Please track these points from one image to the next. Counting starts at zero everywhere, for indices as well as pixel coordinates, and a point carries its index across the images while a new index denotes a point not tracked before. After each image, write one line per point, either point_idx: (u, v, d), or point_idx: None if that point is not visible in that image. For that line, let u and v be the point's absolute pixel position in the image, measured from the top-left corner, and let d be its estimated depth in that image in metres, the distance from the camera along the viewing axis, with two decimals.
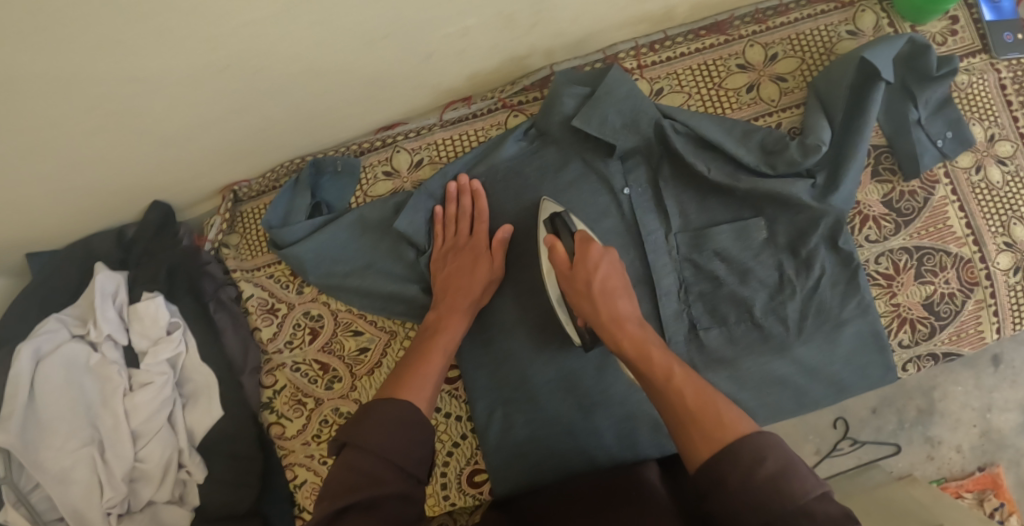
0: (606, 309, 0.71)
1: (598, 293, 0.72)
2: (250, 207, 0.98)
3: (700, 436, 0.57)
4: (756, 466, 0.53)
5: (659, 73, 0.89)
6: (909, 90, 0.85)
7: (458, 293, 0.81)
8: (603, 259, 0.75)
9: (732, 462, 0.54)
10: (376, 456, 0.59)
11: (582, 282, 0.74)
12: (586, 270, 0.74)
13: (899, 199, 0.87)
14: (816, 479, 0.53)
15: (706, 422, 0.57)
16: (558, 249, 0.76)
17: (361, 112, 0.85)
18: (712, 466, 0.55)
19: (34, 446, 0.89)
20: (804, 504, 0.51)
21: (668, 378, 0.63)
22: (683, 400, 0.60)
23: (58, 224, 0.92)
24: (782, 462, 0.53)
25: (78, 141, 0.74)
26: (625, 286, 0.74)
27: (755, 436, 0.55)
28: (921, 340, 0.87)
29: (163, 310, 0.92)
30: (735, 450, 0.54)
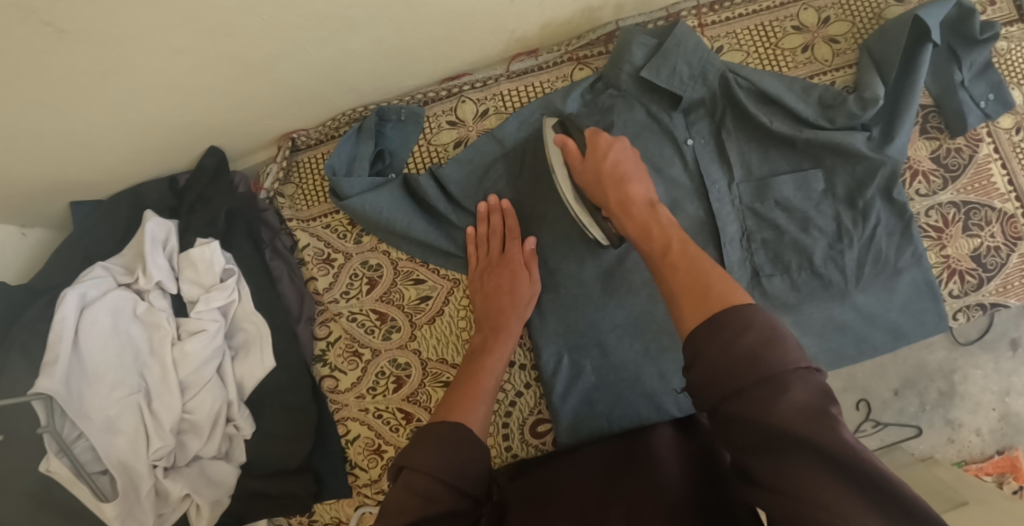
0: (618, 197, 0.77)
1: (609, 177, 0.78)
2: (307, 156, 0.98)
3: (690, 309, 0.60)
4: (739, 336, 0.54)
5: (718, 33, 0.93)
6: (955, 53, 0.90)
7: (502, 314, 0.83)
8: (613, 147, 0.80)
9: (716, 332, 0.55)
10: (430, 475, 0.59)
11: (594, 169, 0.80)
12: (598, 157, 0.80)
13: (946, 155, 0.92)
14: (801, 356, 0.53)
15: (697, 292, 0.61)
16: (570, 145, 0.83)
17: (432, 52, 0.88)
18: (699, 335, 0.56)
19: (78, 393, 0.84)
20: (781, 375, 0.52)
21: (666, 250, 0.68)
22: (681, 283, 0.63)
23: (115, 166, 0.91)
24: (766, 335, 0.53)
25: (162, 60, 0.74)
26: (635, 172, 0.79)
27: (743, 310, 0.56)
28: (970, 291, 0.90)
29: (219, 257, 0.91)
30: (723, 320, 0.56)
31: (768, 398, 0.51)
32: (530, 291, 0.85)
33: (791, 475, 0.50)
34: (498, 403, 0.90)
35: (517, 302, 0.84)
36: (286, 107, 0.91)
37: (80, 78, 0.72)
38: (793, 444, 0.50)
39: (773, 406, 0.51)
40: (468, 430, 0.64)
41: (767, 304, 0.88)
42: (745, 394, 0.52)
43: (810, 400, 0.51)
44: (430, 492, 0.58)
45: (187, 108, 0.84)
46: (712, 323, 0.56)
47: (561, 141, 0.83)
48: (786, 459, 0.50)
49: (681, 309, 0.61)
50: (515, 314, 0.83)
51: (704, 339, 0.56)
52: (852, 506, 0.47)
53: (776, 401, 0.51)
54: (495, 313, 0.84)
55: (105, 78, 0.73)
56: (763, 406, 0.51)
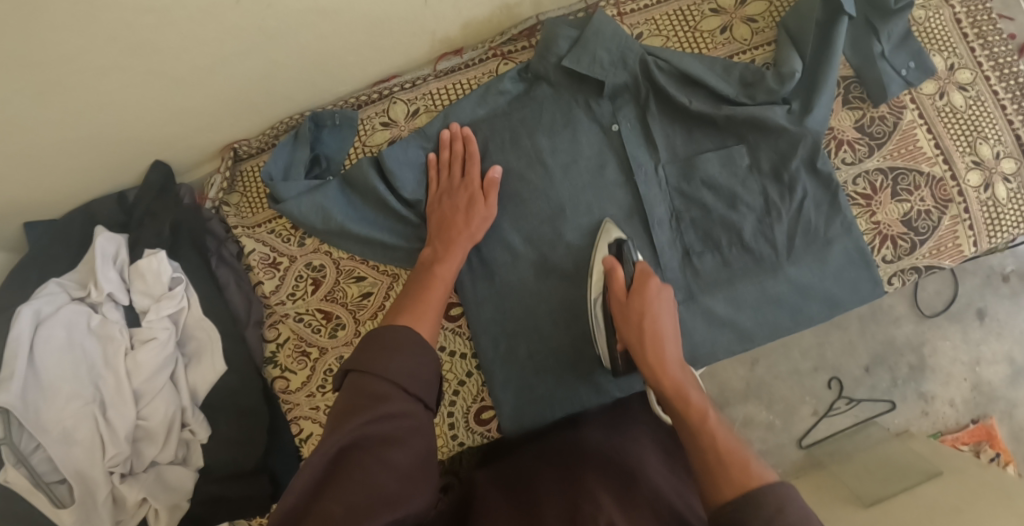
0: (655, 356, 0.72)
1: (648, 332, 0.73)
2: (249, 165, 1.01)
3: (726, 480, 0.58)
4: (777, 514, 0.54)
5: (638, 20, 0.96)
6: (873, 25, 0.91)
7: (454, 232, 0.85)
8: (656, 300, 0.75)
9: (755, 508, 0.55)
10: (382, 377, 0.61)
11: (635, 315, 0.75)
12: (642, 304, 0.75)
13: (871, 123, 0.93)
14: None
15: (733, 467, 0.59)
16: (617, 274, 0.77)
17: (361, 59, 0.92)
18: (736, 510, 0.56)
19: (35, 406, 0.87)
20: None
21: (704, 419, 0.65)
22: (715, 445, 0.62)
23: (63, 186, 0.95)
24: (801, 515, 0.54)
25: (93, 80, 0.77)
26: (675, 329, 0.75)
27: (778, 485, 0.56)
28: (903, 255, 0.91)
29: (166, 266, 0.93)
30: (762, 501, 0.55)
31: None
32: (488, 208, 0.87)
33: None
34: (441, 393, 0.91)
35: (473, 222, 0.86)
36: (224, 119, 0.94)
37: (13, 103, 0.76)
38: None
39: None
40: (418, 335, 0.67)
41: (700, 282, 0.90)
42: None
43: None
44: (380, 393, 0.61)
45: (126, 126, 0.87)
46: (749, 499, 0.56)
47: (608, 266, 0.78)
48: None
49: (706, 478, 0.60)
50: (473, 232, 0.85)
51: (748, 515, 0.55)
52: None
53: None
54: (453, 229, 0.85)
55: (38, 100, 0.77)
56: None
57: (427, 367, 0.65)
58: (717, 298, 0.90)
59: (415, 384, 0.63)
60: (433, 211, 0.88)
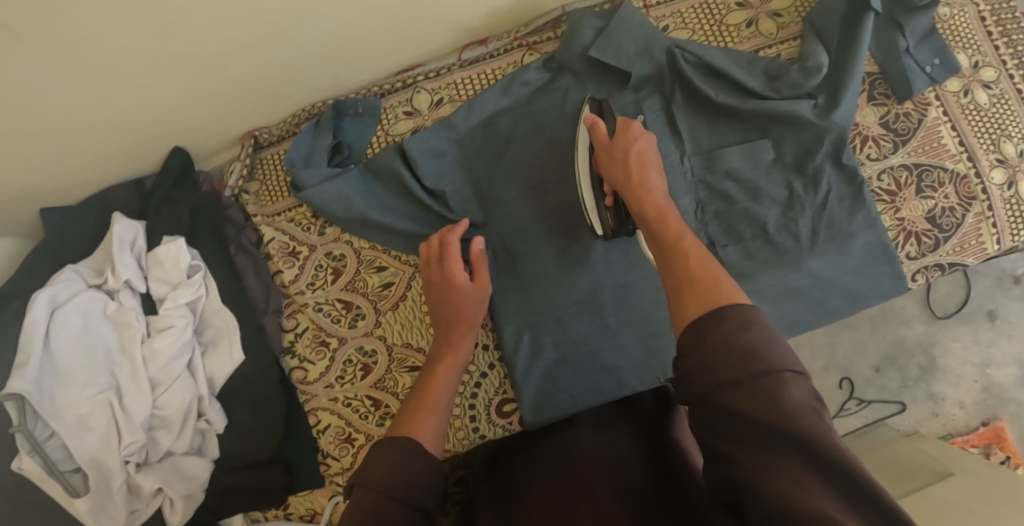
0: (639, 179, 0.74)
1: (632, 161, 0.75)
2: (269, 153, 1.00)
3: (693, 296, 0.56)
4: (741, 329, 0.51)
5: (664, 12, 0.95)
6: (897, 20, 0.92)
7: (451, 318, 0.82)
8: (643, 139, 0.78)
9: (717, 324, 0.52)
10: (375, 491, 0.59)
11: (620, 150, 0.77)
12: (626, 142, 0.77)
13: (895, 120, 0.93)
14: (795, 360, 0.51)
15: (702, 285, 0.57)
16: (599, 126, 0.80)
17: (385, 46, 0.91)
18: (698, 322, 0.53)
19: (49, 393, 0.86)
20: (779, 374, 0.49)
21: (679, 241, 0.64)
22: (687, 264, 0.61)
23: (80, 170, 0.93)
24: (766, 333, 0.51)
25: (116, 62, 0.76)
26: (657, 164, 0.77)
27: (744, 305, 0.53)
28: (927, 252, 0.91)
29: (185, 253, 0.92)
30: (725, 313, 0.52)
31: (771, 397, 0.48)
32: (478, 288, 0.83)
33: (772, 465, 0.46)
34: (462, 386, 0.90)
35: (465, 305, 0.82)
36: (244, 105, 0.93)
37: (36, 82, 0.75)
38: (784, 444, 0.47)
39: (772, 401, 0.48)
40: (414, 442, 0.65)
41: (724, 274, 0.89)
42: (739, 388, 0.49)
43: (805, 398, 0.48)
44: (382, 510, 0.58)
45: (147, 110, 0.86)
46: (713, 314, 0.53)
47: (590, 119, 0.81)
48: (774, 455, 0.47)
49: (676, 299, 0.58)
50: (469, 315, 0.82)
51: (707, 327, 0.52)
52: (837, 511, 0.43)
53: (775, 402, 0.48)
54: (449, 316, 0.82)
55: (61, 81, 0.76)
56: (755, 405, 0.48)
57: (426, 477, 0.62)
58: (741, 290, 0.89)
59: (412, 498, 0.60)
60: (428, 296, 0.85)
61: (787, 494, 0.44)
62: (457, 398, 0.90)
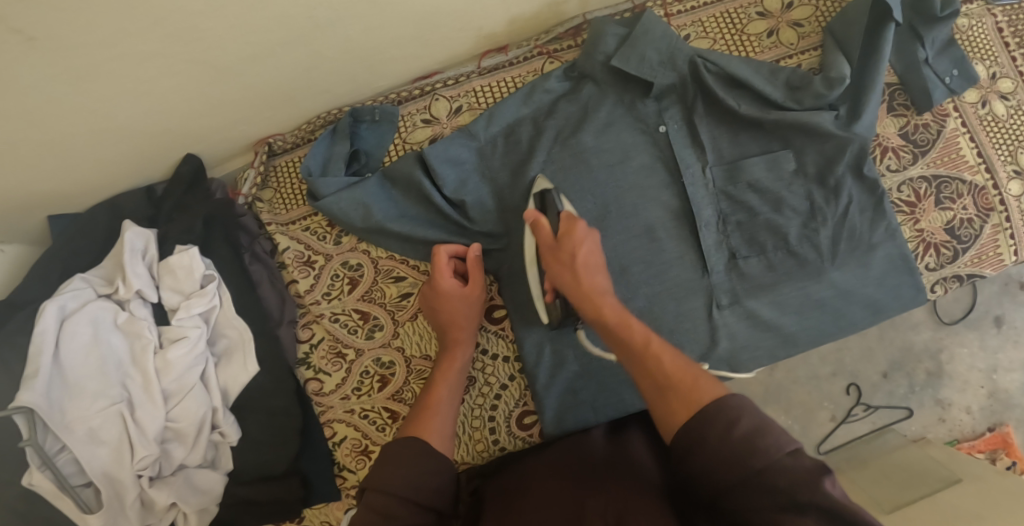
0: (587, 285, 0.77)
1: (580, 267, 0.78)
2: (284, 160, 0.98)
3: (676, 400, 0.64)
4: (732, 426, 0.58)
5: (685, 21, 0.95)
6: (918, 31, 0.91)
7: (451, 324, 0.85)
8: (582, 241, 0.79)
9: (710, 427, 0.59)
10: (385, 493, 0.65)
11: (567, 254, 0.79)
12: (572, 242, 0.79)
13: (915, 131, 0.93)
14: (791, 438, 0.58)
15: (682, 388, 0.64)
16: (540, 224, 0.81)
17: (405, 53, 0.90)
18: (689, 426, 0.61)
19: (59, 406, 0.84)
20: (778, 459, 0.56)
21: (647, 344, 0.70)
22: (664, 368, 0.67)
23: (87, 177, 0.91)
24: (757, 421, 0.58)
25: (133, 67, 0.74)
26: (602, 264, 0.80)
27: (731, 399, 0.61)
28: (946, 263, 0.91)
29: (198, 262, 0.90)
30: (714, 413, 0.60)
31: (774, 480, 0.55)
32: (470, 296, 0.85)
33: None
34: (483, 397, 0.90)
35: (458, 315, 0.85)
36: (261, 112, 0.91)
37: (47, 88, 0.72)
38: (797, 512, 0.53)
39: (784, 480, 0.54)
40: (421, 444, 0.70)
41: (746, 286, 0.89)
42: (748, 480, 0.56)
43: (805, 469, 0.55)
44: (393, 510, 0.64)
45: (160, 116, 0.84)
46: (705, 415, 0.60)
47: (534, 218, 0.81)
48: (789, 523, 0.53)
49: (664, 399, 0.65)
50: (464, 326, 0.85)
51: (703, 431, 0.60)
52: None
53: (781, 484, 0.54)
54: (445, 327, 0.85)
55: (72, 87, 0.74)
56: (771, 487, 0.55)
57: (436, 478, 0.68)
58: (763, 302, 0.89)
59: (420, 498, 0.66)
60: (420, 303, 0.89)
61: None
62: (477, 409, 0.89)
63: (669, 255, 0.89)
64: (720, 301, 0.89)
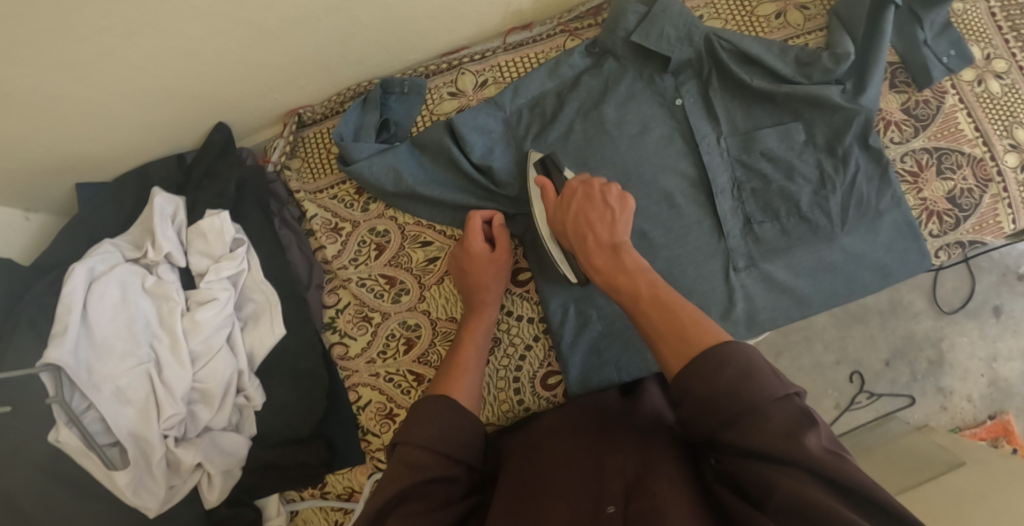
0: (582, 247, 0.81)
1: (573, 228, 0.82)
2: (313, 132, 1.01)
3: (671, 350, 0.66)
4: (718, 374, 0.60)
5: (698, 3, 1.00)
6: (916, 14, 0.98)
7: (478, 288, 0.88)
8: (576, 197, 0.83)
9: (696, 374, 0.62)
10: (422, 448, 0.66)
11: (563, 219, 0.84)
12: (567, 204, 0.83)
13: (916, 107, 0.98)
14: (781, 382, 0.59)
15: (672, 337, 0.67)
16: (548, 190, 0.85)
17: (435, 26, 0.94)
18: (680, 373, 0.63)
19: (87, 364, 0.84)
20: (761, 405, 0.58)
21: (635, 297, 0.74)
22: (657, 320, 0.70)
23: (120, 142, 0.93)
24: (743, 368, 0.60)
25: (180, 24, 0.77)
26: (605, 217, 0.82)
27: (720, 348, 0.62)
28: (949, 230, 0.95)
29: (229, 226, 0.92)
30: (702, 360, 0.62)
31: (759, 429, 0.57)
32: (498, 261, 0.88)
33: (786, 484, 0.55)
34: (508, 358, 0.91)
35: (485, 278, 0.88)
36: (294, 82, 0.95)
37: (98, 40, 0.75)
38: (778, 463, 0.56)
39: (767, 433, 0.57)
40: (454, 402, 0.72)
41: (760, 250, 0.92)
42: (736, 426, 0.59)
43: (792, 421, 0.57)
44: (422, 462, 0.65)
45: (200, 80, 0.87)
46: (693, 364, 0.62)
47: (540, 183, 0.86)
48: (779, 472, 0.56)
49: (661, 347, 0.68)
50: (490, 288, 0.88)
51: (689, 378, 0.62)
52: (841, 508, 0.52)
53: (765, 433, 0.57)
54: (472, 290, 0.88)
55: (123, 42, 0.77)
56: (758, 437, 0.57)
57: (467, 434, 0.70)
58: (777, 265, 0.92)
59: (453, 449, 0.67)
60: (450, 264, 0.92)
61: (797, 493, 0.54)
62: (502, 370, 0.91)
63: (687, 220, 0.92)
64: (736, 264, 0.92)
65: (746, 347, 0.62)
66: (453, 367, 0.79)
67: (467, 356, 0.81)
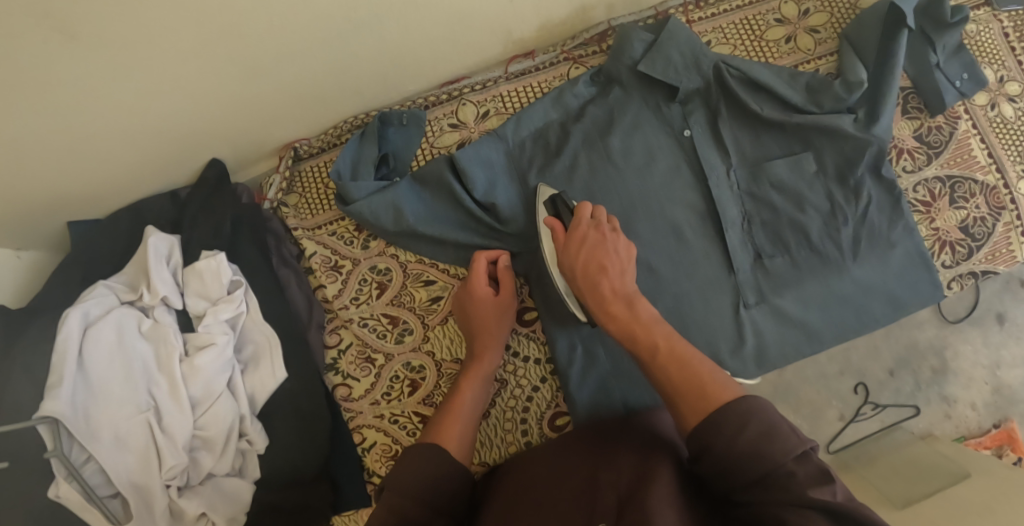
0: (594, 291, 0.77)
1: (583, 270, 0.78)
2: (310, 165, 0.99)
3: (688, 405, 0.64)
4: (739, 432, 0.59)
5: (706, 27, 0.97)
6: (929, 37, 0.94)
7: (481, 331, 0.86)
8: (587, 240, 0.79)
9: (718, 432, 0.60)
10: (407, 496, 0.65)
11: (571, 256, 0.79)
12: (577, 243, 0.80)
13: (928, 133, 0.96)
14: (799, 439, 0.58)
15: (690, 394, 0.64)
16: (557, 227, 0.82)
17: (436, 57, 0.90)
18: (698, 429, 0.62)
19: (85, 415, 0.82)
20: (784, 466, 0.57)
21: (653, 351, 0.70)
22: (673, 374, 0.67)
23: (110, 181, 0.90)
24: (764, 427, 0.58)
25: (169, 66, 0.74)
26: (616, 262, 0.78)
27: (741, 404, 0.61)
28: (962, 260, 0.94)
29: (226, 267, 0.90)
30: (721, 417, 0.60)
31: (783, 486, 0.56)
32: (503, 304, 0.87)
33: None
34: (514, 400, 0.90)
35: (489, 318, 0.86)
36: (289, 116, 0.91)
37: (85, 86, 0.71)
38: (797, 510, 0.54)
39: (789, 493, 0.55)
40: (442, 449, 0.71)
41: (770, 284, 0.90)
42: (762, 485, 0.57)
43: (815, 477, 0.56)
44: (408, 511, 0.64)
45: (192, 119, 0.84)
46: (712, 420, 0.61)
47: (550, 223, 0.83)
48: (801, 518, 0.54)
49: (678, 401, 0.65)
50: (492, 333, 0.86)
51: (710, 437, 0.60)
52: None
53: (789, 489, 0.55)
54: (474, 333, 0.86)
55: (110, 86, 0.73)
56: (784, 495, 0.55)
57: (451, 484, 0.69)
58: (788, 299, 0.89)
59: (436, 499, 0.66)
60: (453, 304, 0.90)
61: None
62: (509, 411, 0.90)
63: (696, 255, 0.89)
64: (746, 299, 0.89)
65: (764, 403, 0.61)
66: (447, 413, 0.78)
67: (463, 403, 0.79)
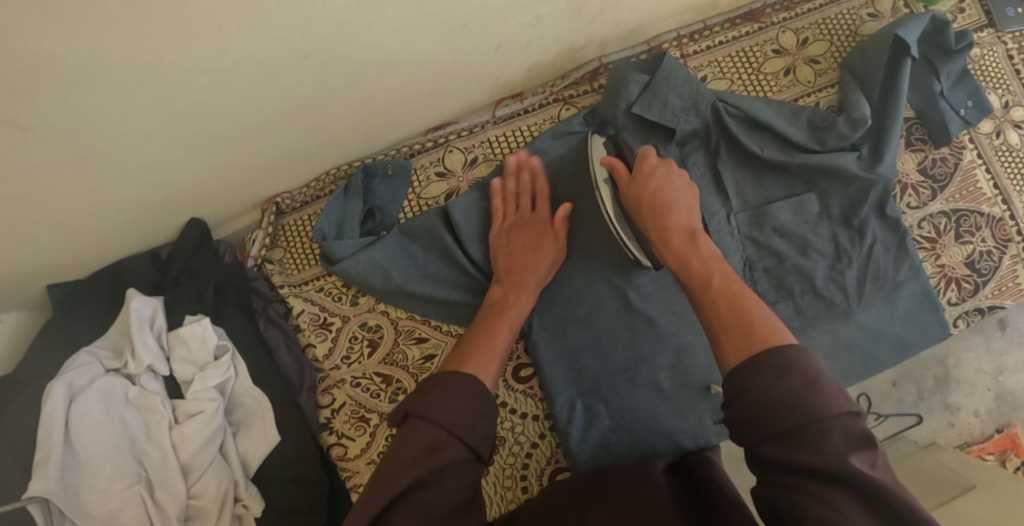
0: (654, 221, 0.75)
1: (647, 202, 0.76)
2: (293, 218, 0.96)
3: (730, 346, 0.56)
4: (781, 378, 0.52)
5: (701, 62, 0.94)
6: (933, 64, 0.91)
7: (523, 269, 0.82)
8: (655, 173, 0.79)
9: (757, 373, 0.53)
10: (439, 427, 0.58)
11: (636, 192, 0.78)
12: (644, 178, 0.79)
13: (932, 165, 0.93)
14: (845, 399, 0.51)
15: (738, 333, 0.57)
16: (618, 166, 0.81)
17: (420, 108, 0.87)
18: (736, 376, 0.54)
19: (76, 491, 0.80)
20: (822, 422, 0.50)
21: (705, 283, 0.64)
22: (717, 311, 0.60)
23: (84, 249, 0.86)
24: (809, 378, 0.51)
25: (137, 143, 0.69)
26: (679, 199, 0.77)
27: (785, 349, 0.53)
28: (968, 297, 0.91)
29: (211, 332, 0.88)
30: (764, 361, 0.53)
31: (818, 445, 0.49)
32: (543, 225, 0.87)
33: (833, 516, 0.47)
34: (513, 457, 0.88)
35: (542, 241, 0.85)
36: (271, 173, 0.88)
37: (50, 170, 0.67)
38: (824, 482, 0.48)
39: (821, 453, 0.49)
40: (482, 383, 0.63)
41: None
42: (788, 441, 0.50)
43: (853, 446, 0.49)
44: (436, 443, 0.57)
45: (166, 185, 0.80)
46: (752, 363, 0.53)
47: (607, 162, 0.82)
48: (823, 500, 0.48)
49: (718, 342, 0.58)
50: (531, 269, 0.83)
51: (746, 378, 0.53)
52: None
53: (825, 449, 0.49)
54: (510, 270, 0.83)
55: (75, 166, 0.69)
56: (812, 457, 0.49)
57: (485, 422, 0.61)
58: None
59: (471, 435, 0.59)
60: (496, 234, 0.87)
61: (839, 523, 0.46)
62: (508, 469, 0.88)
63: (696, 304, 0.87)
64: None
65: (813, 356, 0.54)
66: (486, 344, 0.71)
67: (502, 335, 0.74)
